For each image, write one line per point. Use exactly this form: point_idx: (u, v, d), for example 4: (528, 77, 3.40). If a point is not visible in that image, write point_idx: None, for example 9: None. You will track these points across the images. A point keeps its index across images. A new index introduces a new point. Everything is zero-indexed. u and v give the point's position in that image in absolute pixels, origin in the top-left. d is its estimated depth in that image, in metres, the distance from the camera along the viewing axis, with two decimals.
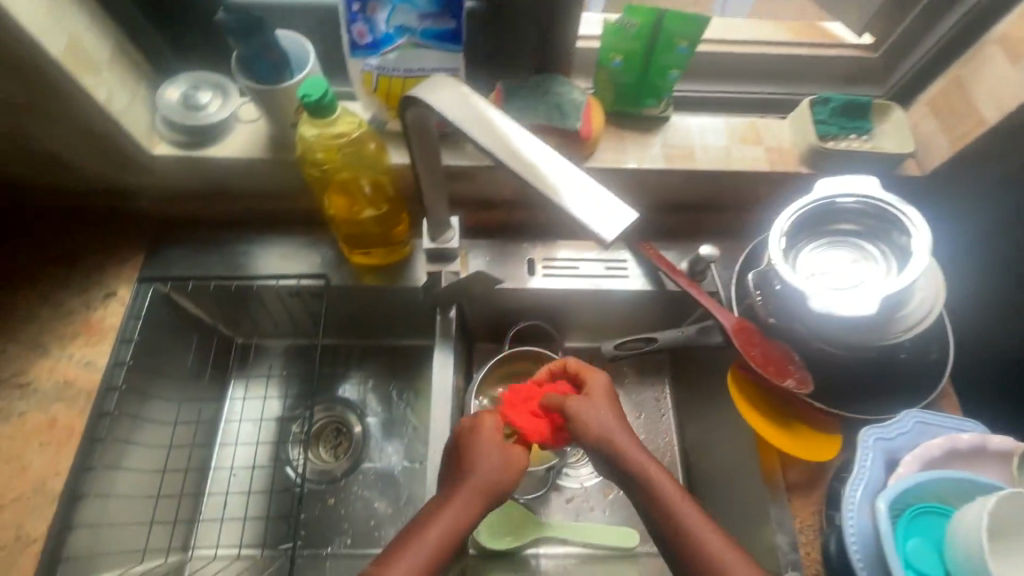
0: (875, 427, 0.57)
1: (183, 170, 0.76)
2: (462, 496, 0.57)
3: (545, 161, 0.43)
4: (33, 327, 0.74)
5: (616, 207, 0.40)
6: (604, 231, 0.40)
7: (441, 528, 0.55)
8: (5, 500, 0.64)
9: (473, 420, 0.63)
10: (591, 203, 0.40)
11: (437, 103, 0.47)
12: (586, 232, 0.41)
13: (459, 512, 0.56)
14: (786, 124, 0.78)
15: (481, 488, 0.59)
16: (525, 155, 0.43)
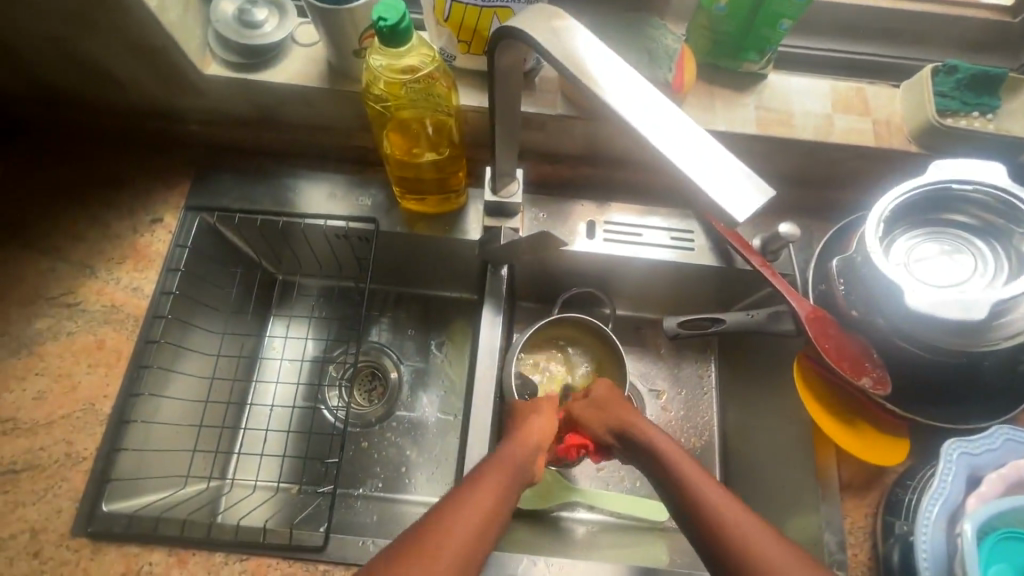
0: (961, 441, 0.53)
1: (234, 94, 0.72)
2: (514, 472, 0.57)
3: (660, 111, 0.39)
4: (81, 247, 0.72)
5: (746, 182, 0.36)
6: (734, 211, 0.36)
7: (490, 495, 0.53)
8: (56, 416, 0.65)
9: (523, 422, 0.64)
10: (721, 175, 0.36)
11: (536, 38, 0.42)
12: (712, 208, 0.37)
13: (508, 480, 0.55)
14: (897, 92, 0.69)
15: (527, 465, 0.59)
16: (632, 108, 0.39)
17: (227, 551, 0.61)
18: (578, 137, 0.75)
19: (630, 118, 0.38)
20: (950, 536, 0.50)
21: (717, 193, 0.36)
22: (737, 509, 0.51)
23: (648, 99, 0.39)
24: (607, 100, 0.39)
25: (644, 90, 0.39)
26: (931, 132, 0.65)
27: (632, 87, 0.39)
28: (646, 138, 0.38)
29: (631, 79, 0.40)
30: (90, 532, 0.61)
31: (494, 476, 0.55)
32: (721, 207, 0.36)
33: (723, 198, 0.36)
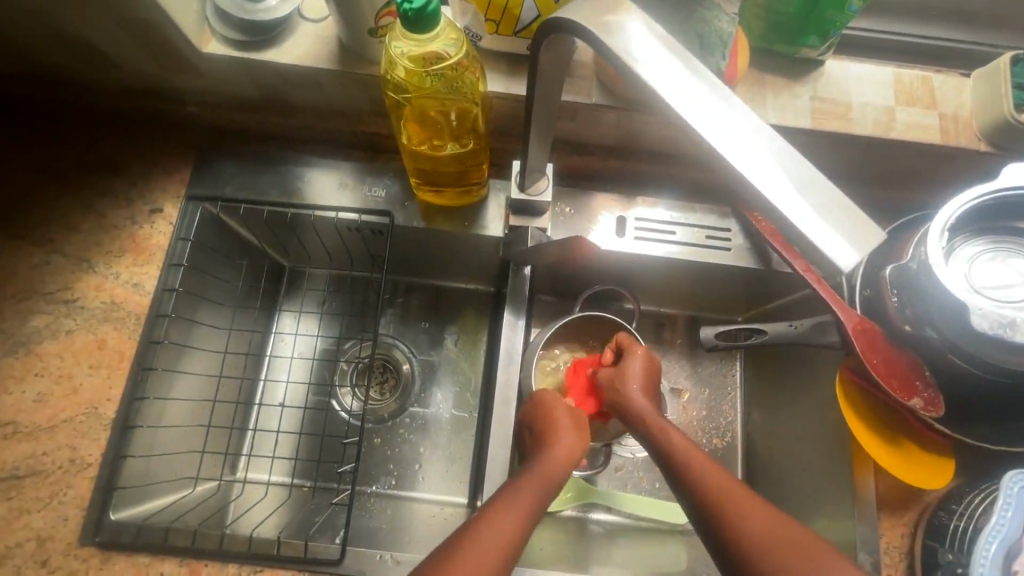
0: (1023, 475, 0.49)
1: (237, 74, 0.66)
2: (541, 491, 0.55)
3: (722, 108, 0.34)
4: (77, 239, 0.68)
5: (858, 223, 0.32)
6: (838, 258, 0.31)
7: (514, 517, 0.51)
8: (58, 420, 0.62)
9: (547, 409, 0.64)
10: (822, 213, 0.32)
11: (584, 27, 0.36)
12: (814, 254, 0.32)
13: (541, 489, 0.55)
14: (968, 83, 0.63)
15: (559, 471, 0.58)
16: (698, 108, 0.34)
17: (240, 562, 0.59)
18: (611, 127, 0.69)
19: (693, 125, 0.33)
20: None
21: (816, 234, 0.32)
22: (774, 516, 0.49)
23: (715, 98, 0.34)
24: (663, 100, 0.34)
25: (708, 91, 0.34)
26: (1006, 130, 0.59)
27: (691, 85, 0.34)
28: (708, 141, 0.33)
29: (693, 79, 0.34)
30: (99, 542, 0.58)
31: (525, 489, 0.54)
32: (819, 251, 0.32)
33: (824, 241, 0.32)
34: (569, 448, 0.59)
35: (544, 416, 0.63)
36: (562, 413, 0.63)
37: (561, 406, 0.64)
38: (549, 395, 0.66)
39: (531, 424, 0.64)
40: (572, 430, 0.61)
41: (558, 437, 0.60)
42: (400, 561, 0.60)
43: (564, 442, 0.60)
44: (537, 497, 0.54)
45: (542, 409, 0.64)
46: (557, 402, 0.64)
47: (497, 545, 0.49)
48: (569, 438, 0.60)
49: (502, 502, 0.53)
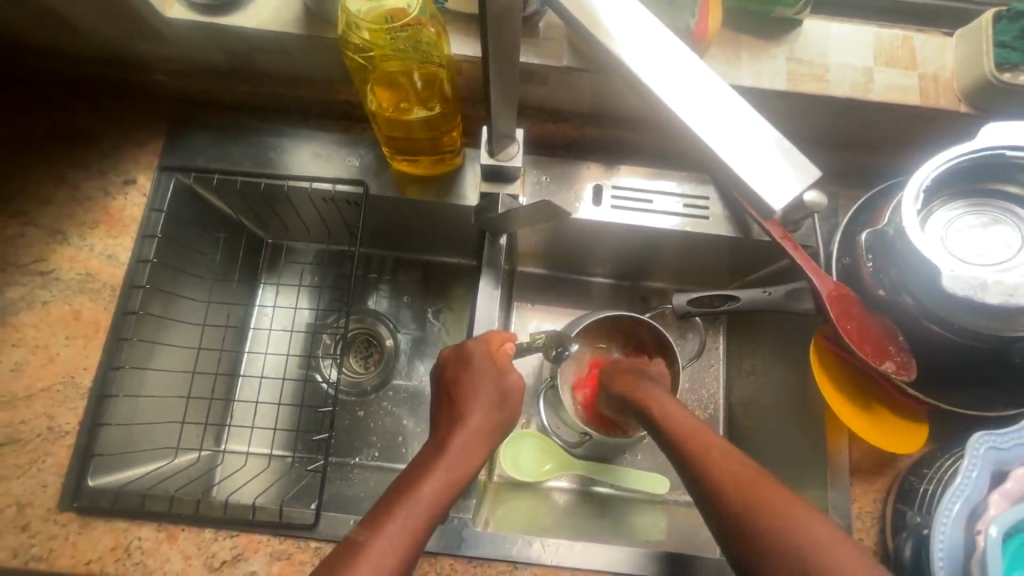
0: (988, 434, 0.49)
1: (204, 40, 0.65)
2: (451, 474, 0.52)
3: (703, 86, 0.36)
4: (51, 211, 0.67)
5: (782, 172, 0.36)
6: (771, 199, 0.35)
7: (435, 488, 0.50)
8: (35, 389, 0.62)
9: (460, 355, 0.61)
10: (759, 154, 0.36)
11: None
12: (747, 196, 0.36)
13: (457, 456, 0.53)
14: (949, 42, 0.62)
15: (480, 433, 0.56)
16: (678, 92, 0.35)
17: (215, 527, 0.60)
18: (584, 92, 0.68)
19: (675, 110, 0.35)
20: (969, 536, 0.47)
21: (757, 180, 0.35)
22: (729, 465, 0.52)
23: (704, 85, 0.36)
24: (643, 79, 0.35)
25: (698, 76, 0.36)
26: (985, 89, 0.57)
27: (682, 70, 0.36)
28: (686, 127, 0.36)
29: (683, 63, 0.35)
30: (77, 507, 0.59)
31: (442, 464, 0.52)
32: (756, 193, 0.35)
33: (768, 190, 0.35)
34: (485, 416, 0.57)
35: (456, 377, 0.60)
36: (480, 375, 0.59)
37: (482, 367, 0.60)
38: (476, 348, 0.61)
39: (444, 386, 0.60)
40: (489, 390, 0.59)
41: (471, 409, 0.57)
42: None
43: (478, 413, 0.57)
44: (453, 471, 0.52)
45: (457, 368, 0.61)
46: (479, 356, 0.61)
47: (413, 527, 0.48)
48: (484, 407, 0.57)
49: (408, 491, 0.50)
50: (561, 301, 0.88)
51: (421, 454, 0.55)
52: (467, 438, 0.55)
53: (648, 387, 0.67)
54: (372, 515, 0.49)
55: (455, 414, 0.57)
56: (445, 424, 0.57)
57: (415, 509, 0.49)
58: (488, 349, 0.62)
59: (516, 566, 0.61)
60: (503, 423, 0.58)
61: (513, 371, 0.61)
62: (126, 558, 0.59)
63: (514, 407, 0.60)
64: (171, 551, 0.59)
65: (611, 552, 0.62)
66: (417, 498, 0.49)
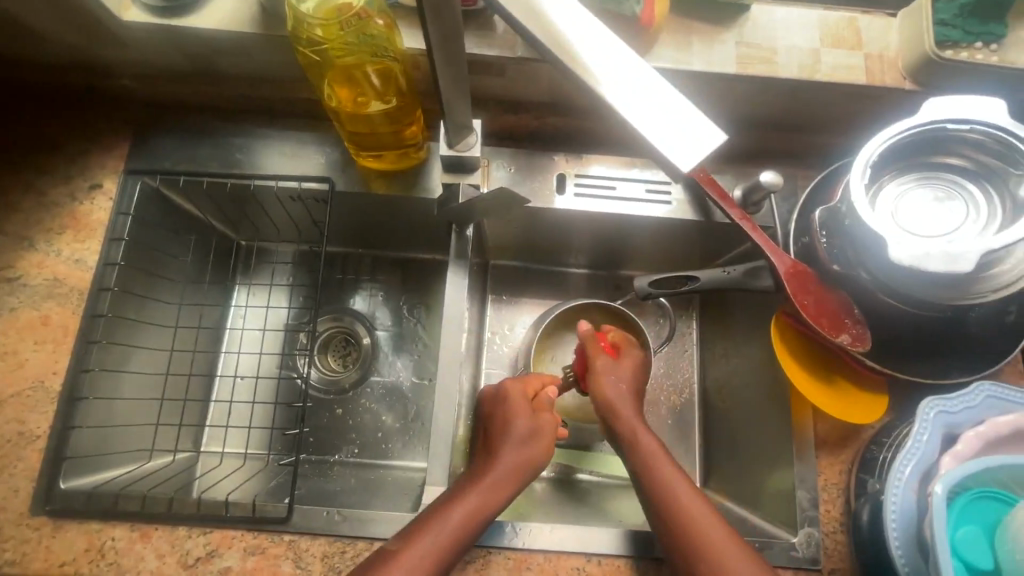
0: (938, 399, 0.50)
1: (163, 43, 0.66)
2: (475, 508, 0.54)
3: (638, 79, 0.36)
4: (17, 217, 0.68)
5: (700, 130, 0.36)
6: (682, 162, 0.35)
7: (464, 512, 0.53)
8: (5, 395, 0.63)
9: (500, 391, 0.64)
10: (671, 121, 0.36)
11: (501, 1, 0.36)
12: (660, 160, 0.36)
13: (490, 487, 0.55)
14: (894, 22, 0.64)
15: (518, 467, 0.57)
16: (613, 87, 0.36)
17: (189, 525, 0.60)
18: (543, 82, 0.69)
19: (612, 102, 0.36)
20: (921, 498, 0.49)
21: (665, 145, 0.35)
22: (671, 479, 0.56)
23: (641, 76, 0.36)
24: (580, 73, 0.36)
25: (636, 68, 0.36)
26: (927, 66, 0.59)
27: (624, 65, 0.36)
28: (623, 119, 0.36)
29: (617, 51, 0.36)
30: (49, 510, 0.59)
31: (475, 491, 0.55)
32: (669, 158, 0.36)
33: (680, 154, 0.35)
34: (515, 456, 0.58)
35: (495, 410, 0.63)
36: (517, 414, 0.61)
37: (517, 407, 0.62)
38: (513, 388, 0.64)
39: (486, 419, 0.63)
40: (529, 426, 0.60)
41: (507, 441, 0.59)
42: (348, 517, 0.61)
43: (509, 450, 0.58)
44: (486, 498, 0.55)
45: (497, 404, 0.63)
46: (518, 394, 0.63)
47: (438, 547, 0.51)
48: (515, 443, 0.59)
49: (438, 513, 0.53)
50: (536, 292, 0.89)
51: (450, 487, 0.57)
52: (502, 469, 0.57)
53: (633, 413, 0.64)
54: (403, 533, 0.52)
55: (489, 451, 0.59)
56: (483, 455, 0.60)
57: (442, 531, 0.52)
58: (524, 391, 0.64)
59: (490, 551, 0.62)
60: (541, 459, 0.59)
61: (552, 418, 0.62)
62: (100, 560, 0.59)
63: (548, 447, 0.60)
64: (146, 550, 0.59)
65: (583, 534, 0.62)
66: (446, 519, 0.52)
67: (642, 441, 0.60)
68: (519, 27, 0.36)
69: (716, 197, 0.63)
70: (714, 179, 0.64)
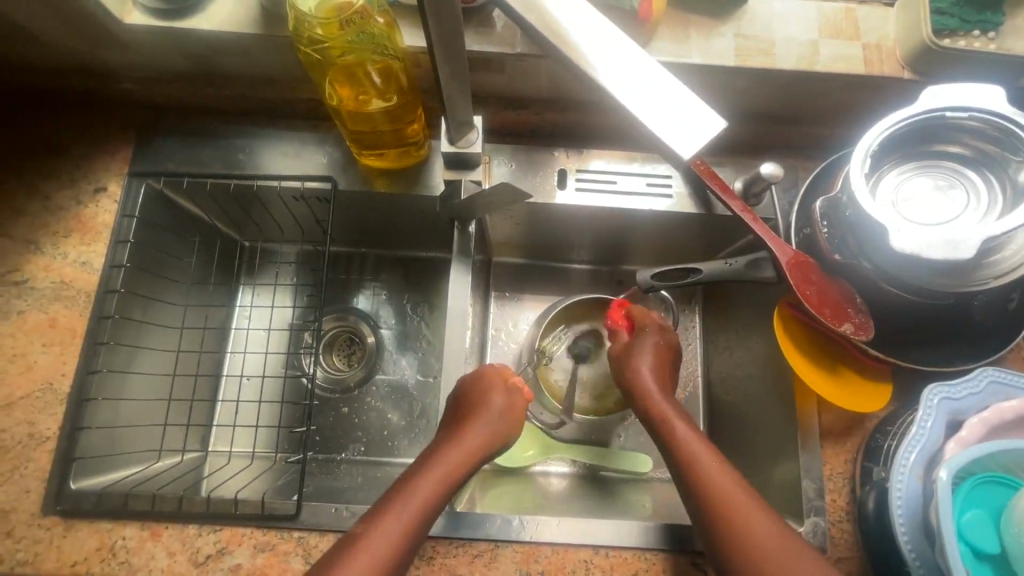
0: (941, 386, 0.51)
1: (165, 46, 0.66)
2: (446, 478, 0.55)
3: (638, 67, 0.36)
4: (23, 221, 0.68)
5: (702, 116, 0.36)
6: (682, 149, 0.35)
7: (428, 490, 0.54)
8: (14, 397, 0.63)
9: (478, 372, 0.65)
10: (672, 107, 0.36)
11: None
12: (661, 147, 0.36)
13: (455, 466, 0.56)
14: (891, 12, 0.64)
15: (480, 450, 0.59)
16: (614, 78, 0.36)
17: (199, 523, 0.61)
18: (543, 79, 0.70)
19: (614, 93, 0.36)
20: (927, 484, 0.49)
21: (667, 131, 0.36)
22: (718, 471, 0.55)
23: (641, 66, 0.36)
24: (583, 64, 0.36)
25: (637, 58, 0.37)
26: (926, 55, 0.59)
27: (626, 56, 0.37)
28: (625, 108, 0.36)
29: (618, 43, 0.37)
30: (60, 510, 0.60)
31: (438, 469, 0.56)
32: (670, 145, 0.36)
33: (680, 141, 0.35)
34: (485, 432, 0.60)
35: (466, 391, 0.63)
36: (491, 394, 0.63)
37: (488, 391, 0.63)
38: (488, 371, 0.66)
39: (455, 401, 0.64)
40: (498, 412, 0.62)
41: (473, 423, 0.60)
42: (356, 513, 0.61)
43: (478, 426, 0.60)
44: (450, 477, 0.56)
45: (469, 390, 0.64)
46: (495, 378, 0.65)
47: (404, 523, 0.51)
48: (486, 421, 0.61)
49: (401, 491, 0.53)
50: (539, 289, 0.89)
51: (422, 456, 0.58)
52: (464, 448, 0.58)
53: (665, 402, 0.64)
54: (369, 512, 0.52)
55: (458, 427, 0.60)
56: (448, 434, 0.60)
57: (406, 508, 0.52)
58: (500, 374, 0.66)
59: (498, 544, 0.62)
60: (498, 440, 0.61)
61: (523, 400, 0.66)
62: (111, 558, 0.59)
63: (509, 428, 0.63)
64: (156, 548, 0.60)
65: (591, 526, 0.63)
66: (410, 497, 0.53)
67: (678, 434, 0.60)
68: (518, 20, 0.37)
69: (718, 189, 0.65)
70: (716, 173, 0.65)
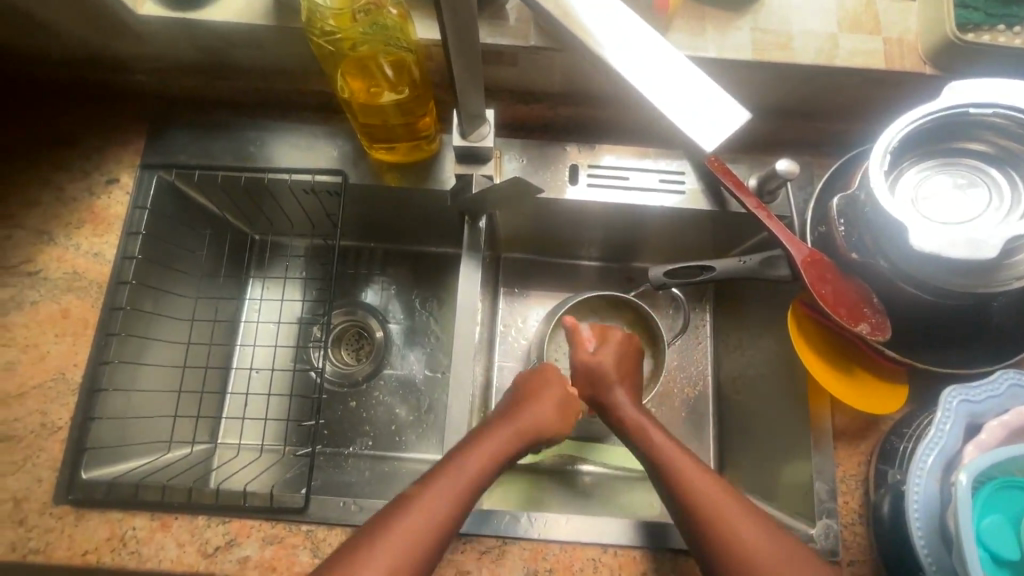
0: (960, 388, 0.50)
1: (177, 37, 0.66)
2: (493, 462, 0.56)
3: (659, 56, 0.36)
4: (36, 212, 0.69)
5: (725, 107, 0.35)
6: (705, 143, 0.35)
7: (479, 464, 0.55)
8: (27, 387, 0.64)
9: (541, 366, 0.68)
10: (696, 97, 0.35)
11: None
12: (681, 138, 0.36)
13: (507, 446, 0.58)
14: (913, 6, 0.63)
15: (531, 436, 0.60)
16: (634, 69, 0.35)
17: (208, 514, 0.61)
18: (556, 73, 0.69)
19: (633, 85, 0.35)
20: (944, 488, 0.48)
21: (687, 122, 0.35)
22: (705, 480, 0.55)
23: (660, 57, 0.36)
24: (600, 52, 0.36)
25: (657, 48, 0.36)
26: (949, 50, 0.58)
27: (647, 45, 0.36)
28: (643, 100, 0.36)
29: (637, 32, 0.36)
30: (71, 500, 0.60)
31: (491, 446, 0.57)
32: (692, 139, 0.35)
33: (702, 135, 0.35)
34: (534, 426, 0.61)
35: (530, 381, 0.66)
36: (546, 391, 0.65)
37: (548, 383, 0.66)
38: (548, 370, 0.67)
39: (517, 387, 0.66)
40: (554, 405, 0.64)
41: (529, 407, 0.62)
42: (364, 507, 0.61)
43: (529, 417, 0.61)
44: (500, 455, 0.57)
45: (532, 378, 0.67)
46: (556, 373, 0.67)
47: (453, 494, 0.52)
48: (537, 415, 0.62)
49: (455, 462, 0.55)
50: (549, 284, 0.89)
51: (477, 433, 0.59)
52: (518, 429, 0.60)
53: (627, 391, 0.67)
54: (421, 477, 0.53)
55: (515, 411, 0.62)
56: (503, 415, 0.62)
57: (459, 480, 0.53)
58: (562, 373, 0.68)
59: (506, 541, 0.62)
60: (549, 433, 0.63)
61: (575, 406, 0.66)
62: (121, 548, 0.60)
63: (560, 423, 0.64)
64: (166, 539, 0.60)
65: (599, 525, 0.62)
66: (463, 468, 0.54)
67: (659, 441, 0.60)
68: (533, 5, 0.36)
69: (732, 186, 0.64)
70: (731, 168, 0.64)
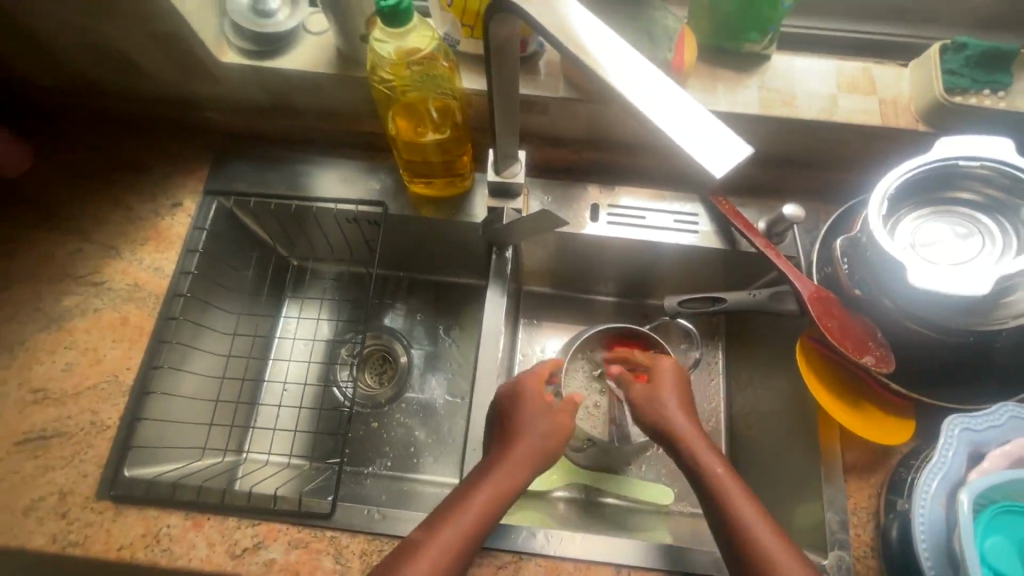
0: (962, 416, 0.52)
1: (248, 82, 0.76)
2: (500, 491, 0.57)
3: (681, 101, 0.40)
4: (107, 229, 0.76)
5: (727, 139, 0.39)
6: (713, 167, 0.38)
7: (484, 498, 0.57)
8: (83, 386, 0.69)
9: (516, 385, 0.66)
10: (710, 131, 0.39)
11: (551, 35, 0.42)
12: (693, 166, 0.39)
13: (509, 479, 0.58)
14: (905, 72, 0.70)
15: (535, 464, 0.61)
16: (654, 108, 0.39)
17: (239, 515, 0.64)
18: (582, 121, 0.76)
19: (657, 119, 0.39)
20: (949, 513, 0.50)
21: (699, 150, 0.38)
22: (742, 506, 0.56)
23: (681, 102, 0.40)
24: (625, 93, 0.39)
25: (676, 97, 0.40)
26: (939, 110, 0.64)
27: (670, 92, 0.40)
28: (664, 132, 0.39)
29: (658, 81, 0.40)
30: (113, 495, 0.64)
31: (492, 479, 0.58)
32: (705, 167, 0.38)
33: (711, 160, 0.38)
34: (534, 448, 0.61)
35: (513, 402, 0.65)
36: (533, 410, 0.64)
37: (532, 405, 0.64)
38: (527, 386, 0.66)
39: (500, 412, 0.65)
40: (542, 429, 0.63)
41: (520, 435, 0.62)
42: (386, 516, 0.64)
43: (522, 446, 0.61)
44: (501, 490, 0.58)
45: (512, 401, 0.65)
46: (531, 392, 0.65)
47: (464, 535, 0.54)
48: (532, 437, 0.62)
49: (460, 500, 0.56)
50: (567, 316, 0.93)
51: (478, 468, 0.61)
52: (514, 461, 0.60)
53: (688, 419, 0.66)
54: (431, 519, 0.55)
55: (506, 441, 0.62)
56: (499, 446, 0.62)
57: (470, 514, 0.55)
58: (537, 385, 0.66)
59: (522, 557, 0.63)
60: (546, 455, 0.62)
61: (563, 410, 0.65)
62: (155, 545, 0.62)
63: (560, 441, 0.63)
64: (197, 538, 0.63)
65: (613, 545, 0.64)
66: (472, 504, 0.56)
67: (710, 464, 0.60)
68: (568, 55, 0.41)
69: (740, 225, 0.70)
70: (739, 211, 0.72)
